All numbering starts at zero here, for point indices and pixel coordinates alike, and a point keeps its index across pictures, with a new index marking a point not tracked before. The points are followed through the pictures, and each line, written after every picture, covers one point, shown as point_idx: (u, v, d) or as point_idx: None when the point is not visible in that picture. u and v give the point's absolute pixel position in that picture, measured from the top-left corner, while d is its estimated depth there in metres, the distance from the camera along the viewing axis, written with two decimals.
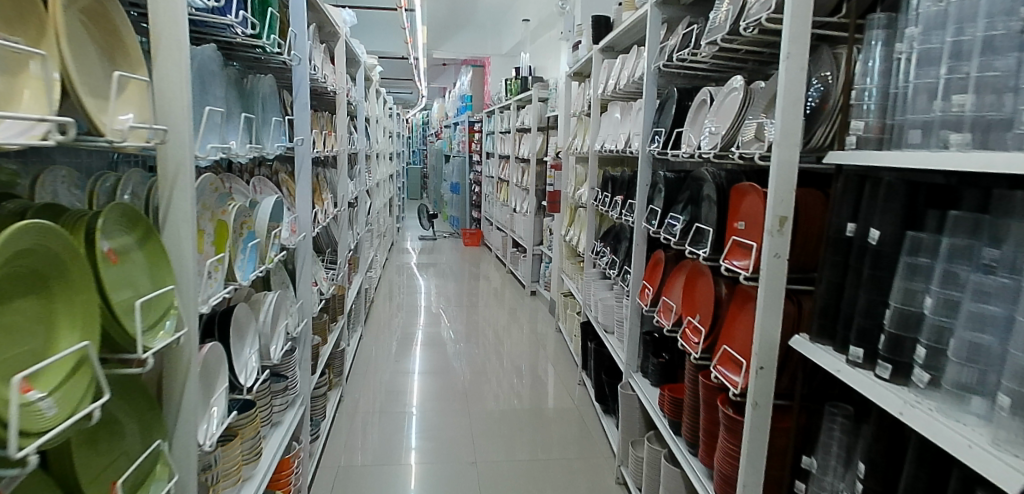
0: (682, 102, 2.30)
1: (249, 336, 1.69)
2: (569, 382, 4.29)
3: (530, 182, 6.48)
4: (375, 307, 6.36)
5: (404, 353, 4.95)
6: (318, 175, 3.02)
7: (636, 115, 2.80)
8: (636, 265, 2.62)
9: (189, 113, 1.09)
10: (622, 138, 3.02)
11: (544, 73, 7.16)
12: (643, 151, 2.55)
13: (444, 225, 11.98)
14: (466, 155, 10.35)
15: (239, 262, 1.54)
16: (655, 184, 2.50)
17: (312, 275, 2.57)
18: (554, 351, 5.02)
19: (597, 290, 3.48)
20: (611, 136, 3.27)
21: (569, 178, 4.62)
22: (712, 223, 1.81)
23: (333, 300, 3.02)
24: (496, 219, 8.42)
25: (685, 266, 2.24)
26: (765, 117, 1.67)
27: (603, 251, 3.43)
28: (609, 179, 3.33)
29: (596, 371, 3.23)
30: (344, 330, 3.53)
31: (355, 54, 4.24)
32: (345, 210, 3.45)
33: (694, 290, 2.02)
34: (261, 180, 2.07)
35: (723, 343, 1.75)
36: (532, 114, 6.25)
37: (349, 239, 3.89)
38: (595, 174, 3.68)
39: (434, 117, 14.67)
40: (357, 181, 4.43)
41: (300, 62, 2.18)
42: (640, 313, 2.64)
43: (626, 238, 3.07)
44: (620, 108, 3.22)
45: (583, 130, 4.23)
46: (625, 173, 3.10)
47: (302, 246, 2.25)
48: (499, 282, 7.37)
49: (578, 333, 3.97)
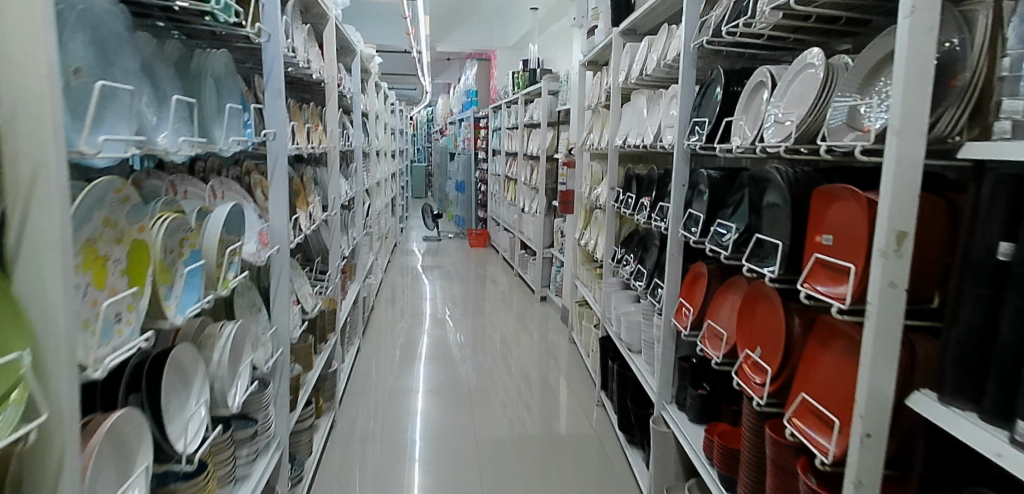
0: (729, 87, 1.92)
1: (196, 382, 1.32)
2: (586, 401, 3.92)
3: (539, 180, 6.10)
4: (376, 312, 6.02)
5: (406, 365, 4.60)
6: (303, 175, 2.66)
7: (668, 105, 2.42)
8: (671, 279, 2.24)
9: (54, 87, 0.73)
10: (649, 132, 2.63)
11: (553, 65, 6.76)
12: (679, 147, 2.17)
13: (449, 224, 11.62)
14: (472, 153, 9.97)
15: (172, 294, 1.17)
16: (695, 185, 2.12)
17: (293, 293, 2.20)
18: (568, 363, 4.65)
19: (620, 303, 3.10)
20: (636, 129, 2.88)
21: (584, 177, 4.23)
22: (783, 236, 1.44)
23: (322, 318, 2.66)
24: (503, 220, 8.05)
25: (737, 283, 1.86)
26: (861, 99, 1.28)
27: (626, 259, 3.05)
28: (634, 178, 2.94)
29: (619, 396, 2.86)
30: (337, 347, 3.16)
31: (349, 40, 3.87)
32: (338, 215, 3.08)
33: (752, 318, 1.66)
34: (222, 183, 1.70)
35: (801, 390, 1.38)
36: (542, 108, 5.86)
37: (345, 246, 3.54)
38: (615, 172, 3.29)
39: (439, 113, 14.28)
40: (354, 181, 4.08)
41: (270, 39, 1.80)
42: (674, 336, 2.27)
43: (654, 245, 2.68)
44: (645, 99, 2.83)
45: (600, 124, 3.84)
46: (653, 171, 2.71)
47: (277, 261, 1.89)
48: (507, 286, 7.00)
49: (596, 348, 3.59)
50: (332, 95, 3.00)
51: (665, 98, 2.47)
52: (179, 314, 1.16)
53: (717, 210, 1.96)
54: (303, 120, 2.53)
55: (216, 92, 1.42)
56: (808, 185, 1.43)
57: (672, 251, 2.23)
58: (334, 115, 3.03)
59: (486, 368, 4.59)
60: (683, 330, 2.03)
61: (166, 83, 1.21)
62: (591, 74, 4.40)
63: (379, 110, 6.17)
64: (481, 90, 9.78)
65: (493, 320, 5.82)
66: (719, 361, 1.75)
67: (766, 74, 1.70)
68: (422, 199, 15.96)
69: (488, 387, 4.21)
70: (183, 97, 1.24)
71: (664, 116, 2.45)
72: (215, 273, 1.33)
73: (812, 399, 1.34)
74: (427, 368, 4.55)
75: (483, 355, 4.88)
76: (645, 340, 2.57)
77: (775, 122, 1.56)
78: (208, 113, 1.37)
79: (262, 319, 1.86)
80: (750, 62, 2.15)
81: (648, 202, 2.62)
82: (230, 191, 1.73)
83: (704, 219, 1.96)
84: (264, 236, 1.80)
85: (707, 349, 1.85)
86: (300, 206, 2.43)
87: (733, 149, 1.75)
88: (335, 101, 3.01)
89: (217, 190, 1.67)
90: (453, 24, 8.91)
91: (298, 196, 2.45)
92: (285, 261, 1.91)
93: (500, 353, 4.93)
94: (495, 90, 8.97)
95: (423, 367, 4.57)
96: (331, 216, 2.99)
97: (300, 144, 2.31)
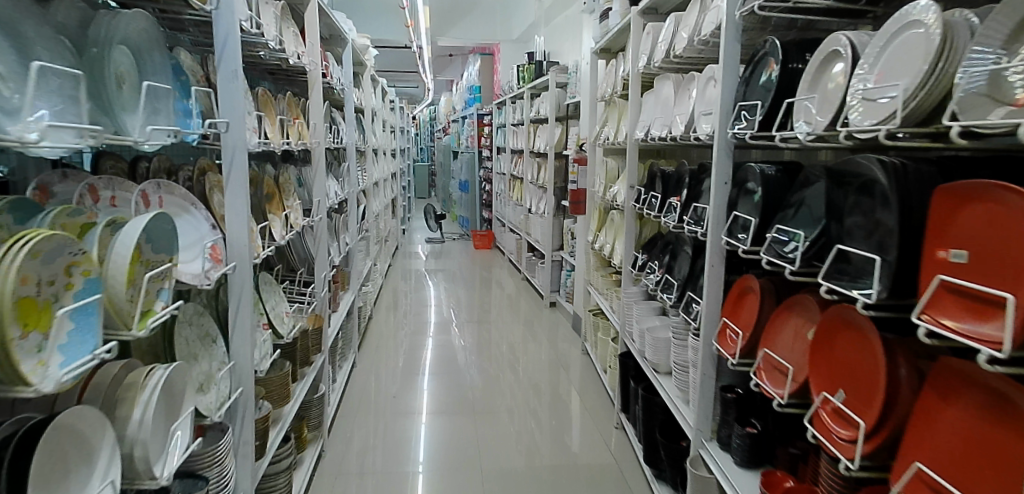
0: (787, 64, 1.57)
1: (99, 457, 0.97)
2: (602, 421, 3.56)
3: (547, 179, 5.75)
4: (375, 320, 5.67)
5: (407, 378, 4.26)
6: (281, 175, 2.33)
7: (703, 89, 2.06)
8: (710, 296, 1.90)
9: None
10: (679, 123, 2.28)
11: (559, 57, 6.42)
12: (721, 137, 1.82)
13: (452, 226, 11.27)
14: (475, 151, 9.64)
15: (48, 346, 0.82)
16: (742, 181, 1.76)
17: (262, 315, 1.86)
18: (580, 376, 4.29)
19: (644, 317, 2.74)
20: (661, 118, 2.54)
21: (598, 175, 3.88)
22: (884, 250, 1.08)
23: (303, 340, 2.32)
24: (508, 220, 7.71)
25: (803, 305, 1.50)
26: (1005, 61, 0.92)
27: (651, 268, 2.70)
28: (659, 175, 2.59)
29: (644, 424, 2.51)
30: (326, 368, 2.83)
31: (339, 28, 3.53)
32: (325, 220, 2.74)
33: (830, 352, 1.30)
34: (160, 185, 1.34)
35: (918, 459, 1.02)
36: (549, 101, 5.50)
37: (336, 254, 3.20)
38: (634, 168, 2.95)
39: (442, 111, 13.93)
40: (347, 182, 3.74)
41: (222, 7, 1.46)
42: (715, 361, 1.92)
43: (684, 251, 2.34)
44: (672, 85, 2.48)
45: (615, 115, 3.50)
46: (682, 166, 2.36)
47: (238, 281, 1.55)
48: (513, 290, 6.64)
49: (614, 364, 3.24)
50: (316, 85, 2.66)
51: (699, 83, 2.12)
52: (61, 369, 0.82)
53: (773, 212, 1.61)
54: (278, 112, 2.19)
55: (133, 64, 1.08)
56: (918, 180, 1.08)
57: (711, 260, 1.88)
58: (320, 107, 2.69)
59: (492, 382, 4.23)
60: (730, 359, 1.68)
61: (40, 47, 0.87)
62: (604, 62, 4.04)
63: (377, 107, 5.83)
64: (484, 86, 9.45)
65: (499, 328, 5.46)
66: (784, 403, 1.40)
67: (845, 40, 1.34)
68: (425, 200, 15.61)
69: (493, 403, 3.85)
70: (54, 65, 0.89)
71: (697, 102, 2.10)
72: (125, 305, 0.99)
73: (935, 472, 0.97)
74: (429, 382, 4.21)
75: (490, 367, 4.52)
76: (676, 363, 2.22)
77: (860, 99, 1.22)
78: (123, 91, 1.04)
79: (218, 350, 1.53)
80: (806, 34, 1.80)
81: (677, 202, 2.27)
82: (172, 195, 1.38)
83: (756, 223, 1.61)
84: (218, 250, 1.47)
85: (765, 386, 1.50)
86: (274, 212, 2.09)
87: (798, 136, 1.40)
88: (321, 93, 2.68)
89: (150, 195, 1.31)
90: (455, 18, 8.55)
91: (273, 200, 2.11)
92: (248, 280, 1.57)
93: (507, 364, 4.58)
94: (499, 86, 8.62)
95: (425, 381, 4.23)
96: (317, 222, 2.65)
97: (272, 139, 1.97)
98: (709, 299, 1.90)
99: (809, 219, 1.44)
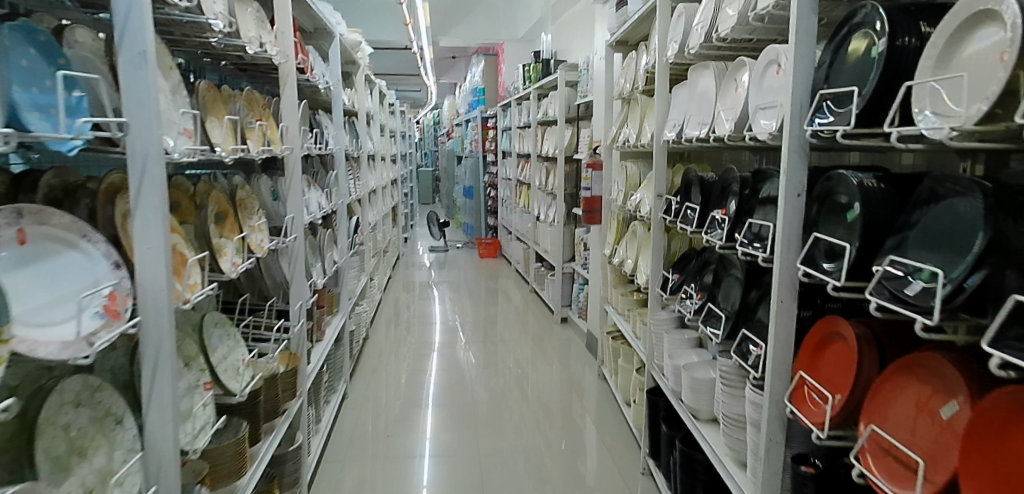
0: (893, 40, 1.14)
1: None
2: (624, 459, 3.13)
3: (556, 185, 5.32)
4: (373, 338, 5.24)
5: (406, 407, 3.83)
6: (243, 187, 1.93)
7: (762, 76, 1.64)
8: (779, 341, 1.48)
9: None
10: (727, 119, 1.86)
11: (568, 54, 6.02)
12: (793, 136, 1.40)
13: (458, 233, 10.86)
14: (479, 155, 9.25)
15: None
16: (827, 193, 1.34)
17: (202, 372, 1.45)
18: (596, 402, 3.87)
19: (678, 351, 2.31)
20: (698, 115, 2.13)
21: (615, 181, 3.46)
22: None
23: (270, 389, 1.90)
24: (515, 228, 7.29)
25: (936, 370, 1.08)
26: None
27: (687, 293, 2.27)
28: (697, 182, 2.16)
29: (683, 485, 2.08)
30: (305, 411, 2.41)
31: (324, 20, 3.15)
32: (301, 238, 2.33)
33: (998, 449, 0.88)
34: (20, 213, 0.94)
35: None
36: (558, 102, 5.08)
37: (319, 275, 2.79)
38: (662, 173, 2.53)
39: (446, 114, 13.51)
40: (335, 193, 3.33)
41: None
42: (785, 424, 1.50)
43: (734, 275, 1.91)
44: (713, 74, 2.06)
45: (635, 114, 3.09)
46: (728, 171, 1.94)
47: (151, 336, 1.13)
48: (521, 303, 6.20)
49: (640, 400, 2.81)
50: (289, 81, 2.25)
51: (753, 69, 1.71)
52: None
53: (879, 236, 1.18)
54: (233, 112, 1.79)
55: None
56: None
57: (780, 295, 1.47)
58: (295, 107, 2.29)
59: (498, 409, 3.80)
60: (816, 432, 1.28)
61: None
62: (620, 56, 3.63)
63: (373, 110, 5.44)
64: (488, 88, 9.08)
65: (506, 345, 5.02)
66: None
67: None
68: (429, 207, 15.18)
69: (500, 437, 3.43)
70: None
71: (751, 93, 1.68)
72: None
73: None
74: (431, 410, 3.79)
75: (497, 392, 4.09)
76: (726, 416, 1.79)
77: None
78: None
79: (128, 434, 1.12)
80: (904, 1, 1.38)
81: (723, 217, 1.85)
82: (43, 226, 0.98)
83: (855, 251, 1.19)
84: (120, 297, 1.06)
85: (878, 480, 1.10)
86: (227, 235, 1.68)
87: (931, 134, 0.98)
88: (296, 90, 2.28)
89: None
90: (456, 17, 8.15)
91: (225, 220, 1.70)
92: (167, 333, 1.15)
93: (515, 387, 4.16)
94: (504, 87, 8.21)
95: (426, 409, 3.81)
96: (289, 243, 2.24)
97: (221, 147, 1.56)
98: (778, 344, 1.48)
99: (945, 250, 1.01)
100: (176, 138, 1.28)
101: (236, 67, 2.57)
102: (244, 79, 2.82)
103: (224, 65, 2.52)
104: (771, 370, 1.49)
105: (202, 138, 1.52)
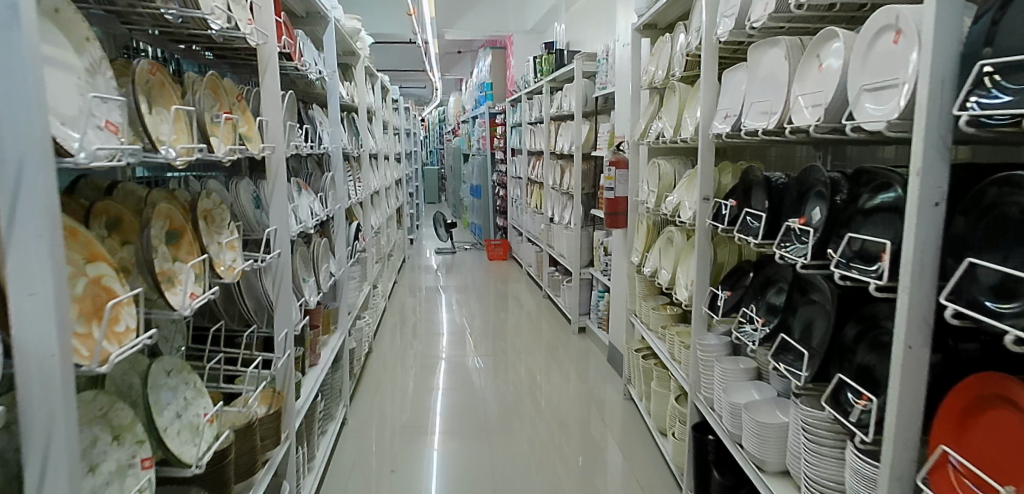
0: None
1: None
2: (655, 489, 2.76)
3: (573, 184, 4.95)
4: (377, 346, 4.90)
5: (413, 427, 3.48)
6: (210, 193, 1.57)
7: (869, 49, 1.29)
8: (906, 399, 1.12)
9: None
10: (812, 106, 1.49)
11: (582, 44, 5.66)
12: (931, 126, 1.04)
13: (466, 233, 10.52)
14: (487, 153, 8.90)
15: None
16: (993, 205, 1.00)
17: (140, 445, 1.07)
18: (620, 419, 3.49)
19: (733, 386, 1.94)
20: (765, 104, 1.76)
21: (643, 180, 3.10)
22: None
23: (244, 441, 1.54)
24: (527, 228, 6.93)
25: None
26: None
27: (746, 316, 1.90)
28: (762, 184, 1.80)
29: None
30: (293, 454, 2.05)
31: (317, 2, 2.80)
32: (286, 253, 1.98)
33: None
34: None
35: None
36: (574, 94, 4.72)
37: (312, 292, 2.44)
38: (709, 173, 2.17)
39: (452, 111, 13.13)
40: (331, 196, 2.97)
41: None
42: None
43: (816, 301, 1.55)
44: (786, 53, 1.69)
45: (669, 105, 2.73)
46: (809, 171, 1.57)
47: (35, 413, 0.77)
48: (534, 309, 5.82)
49: (679, 432, 2.44)
50: (269, 67, 1.88)
51: (856, 42, 1.33)
52: None
53: None
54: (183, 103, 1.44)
55: None
56: None
57: (907, 339, 1.11)
58: (278, 98, 1.93)
59: (511, 430, 3.42)
60: None
61: None
62: (647, 41, 3.27)
63: (375, 105, 5.11)
64: (496, 82, 8.72)
65: (519, 354, 4.66)
66: None
67: None
68: (435, 205, 14.80)
69: (516, 463, 3.05)
70: None
71: (855, 72, 1.32)
72: None
73: None
74: (441, 431, 3.43)
75: (511, 408, 3.72)
76: (813, 483, 1.42)
77: None
78: None
79: None
80: None
81: (806, 228, 1.48)
82: None
83: None
84: None
85: None
86: (183, 259, 1.32)
87: None
88: (277, 78, 1.91)
89: None
90: (462, 8, 7.78)
91: (180, 239, 1.33)
92: (60, 405, 0.79)
93: (530, 402, 3.80)
94: (513, 81, 7.86)
95: (436, 430, 3.45)
96: (271, 261, 1.88)
97: (168, 141, 1.21)
98: (903, 401, 1.12)
99: None
100: (89, 132, 0.92)
101: (215, 53, 2.24)
102: (226, 67, 2.48)
103: (201, 52, 2.22)
104: (893, 437, 1.13)
105: (134, 131, 1.16)
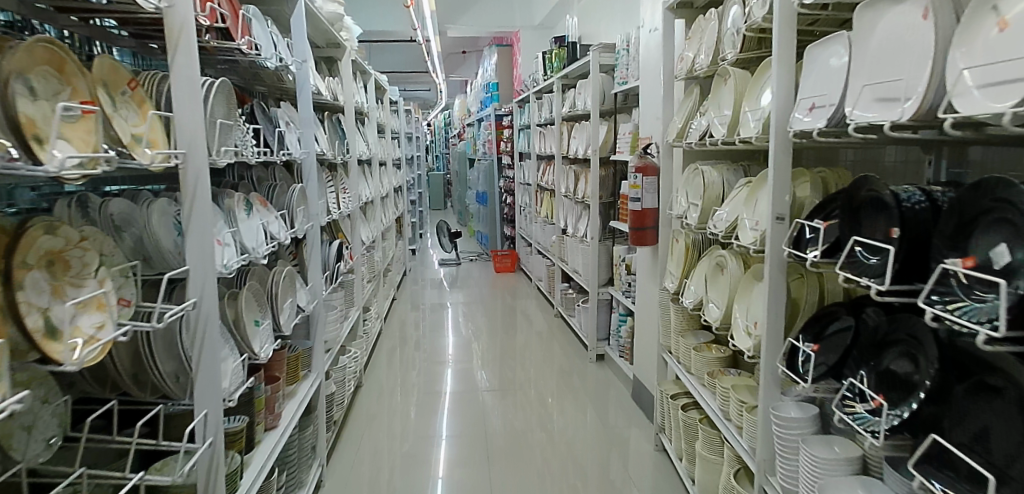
0: None
1: None
2: None
3: (589, 192, 4.40)
4: (372, 373, 4.36)
5: (408, 467, 2.94)
6: (59, 221, 1.03)
7: None
8: None
9: None
10: (987, 87, 0.97)
11: (597, 37, 5.12)
12: None
13: (472, 243, 9.95)
14: (493, 158, 8.36)
15: None
16: None
17: None
18: (652, 469, 2.90)
19: (830, 484, 1.37)
20: (892, 88, 1.21)
21: (679, 190, 2.55)
22: None
23: None
24: (536, 239, 6.38)
25: None
26: None
27: (856, 389, 1.35)
28: (887, 204, 1.24)
29: None
30: None
31: None
32: (213, 301, 1.42)
33: None
34: None
35: None
36: (590, 90, 4.17)
37: (266, 340, 1.90)
38: (786, 186, 1.62)
39: (457, 114, 12.60)
40: (302, 214, 2.44)
41: None
42: None
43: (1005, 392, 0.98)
44: (926, 10, 1.15)
45: (717, 97, 2.18)
46: (989, 186, 1.00)
47: None
48: (546, 329, 5.26)
49: None
50: (183, 43, 1.33)
51: None
52: None
53: None
54: None
55: None
56: None
57: None
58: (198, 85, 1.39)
59: (523, 472, 2.87)
60: None
61: None
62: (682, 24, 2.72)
63: (367, 103, 4.58)
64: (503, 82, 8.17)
65: (530, 379, 4.11)
66: None
67: None
68: (441, 213, 14.26)
69: None
70: None
71: None
72: None
73: None
74: (441, 472, 2.88)
75: (524, 445, 3.15)
76: None
77: None
78: None
79: None
80: None
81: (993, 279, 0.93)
82: None
83: None
84: None
85: None
86: None
87: None
88: (195, 56, 1.37)
89: None
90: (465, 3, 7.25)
91: None
92: None
93: (545, 438, 3.24)
94: (521, 80, 7.32)
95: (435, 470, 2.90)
96: (184, 313, 1.33)
97: None
98: None
99: None
100: None
101: (134, 34, 1.73)
102: (160, 53, 1.97)
103: (117, 33, 1.71)
104: None
105: None
